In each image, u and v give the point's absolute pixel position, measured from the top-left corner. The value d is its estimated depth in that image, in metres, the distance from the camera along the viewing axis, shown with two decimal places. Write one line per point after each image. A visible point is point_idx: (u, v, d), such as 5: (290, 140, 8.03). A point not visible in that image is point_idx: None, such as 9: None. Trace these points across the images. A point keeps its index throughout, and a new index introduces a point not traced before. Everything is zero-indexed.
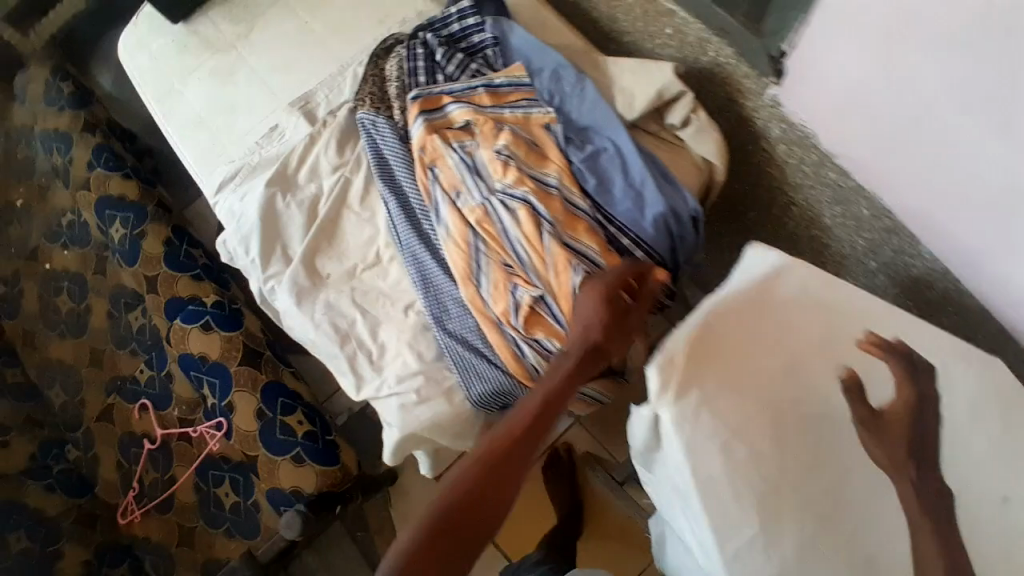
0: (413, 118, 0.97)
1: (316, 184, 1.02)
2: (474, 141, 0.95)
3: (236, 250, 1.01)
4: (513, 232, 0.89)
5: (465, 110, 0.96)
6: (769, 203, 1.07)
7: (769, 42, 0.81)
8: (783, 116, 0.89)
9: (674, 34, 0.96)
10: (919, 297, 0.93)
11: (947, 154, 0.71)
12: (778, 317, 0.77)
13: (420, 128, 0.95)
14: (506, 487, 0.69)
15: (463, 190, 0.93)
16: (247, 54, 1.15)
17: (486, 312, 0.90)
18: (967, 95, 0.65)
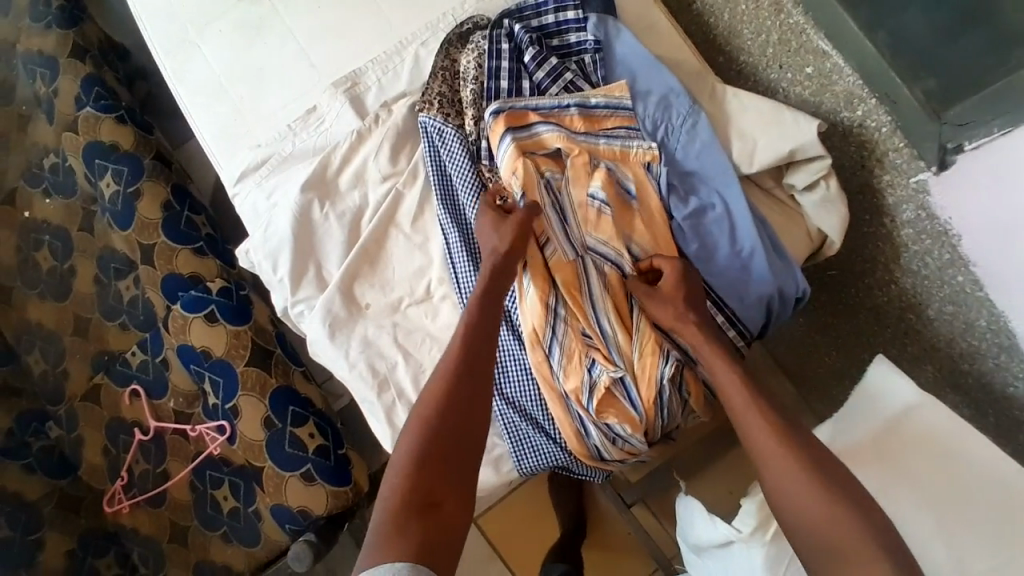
0: (498, 133, 0.80)
1: (360, 193, 0.86)
2: (569, 173, 0.80)
3: (260, 263, 0.86)
4: (596, 295, 0.78)
5: (559, 136, 0.80)
6: (862, 273, 0.93)
7: (947, 131, 0.67)
8: (926, 204, 0.76)
9: (813, 75, 0.82)
10: (1002, 418, 0.78)
11: None
12: (900, 459, 0.68)
13: (511, 147, 0.79)
14: (471, 405, 0.68)
15: (547, 234, 0.79)
16: (281, 6, 0.93)
17: (551, 378, 0.78)
18: None
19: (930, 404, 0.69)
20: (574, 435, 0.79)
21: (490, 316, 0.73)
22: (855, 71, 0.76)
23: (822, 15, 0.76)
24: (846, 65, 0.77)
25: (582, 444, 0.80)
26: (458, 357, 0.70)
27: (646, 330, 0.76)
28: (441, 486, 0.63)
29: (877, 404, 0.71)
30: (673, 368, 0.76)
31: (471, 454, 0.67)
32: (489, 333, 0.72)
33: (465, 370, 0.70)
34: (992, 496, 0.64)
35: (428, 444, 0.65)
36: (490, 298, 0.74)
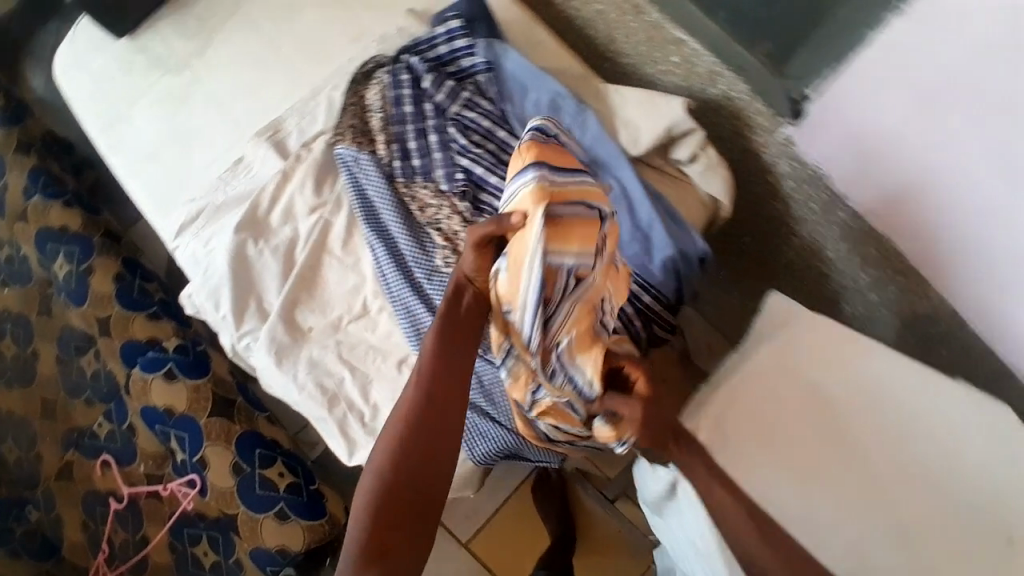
0: (523, 164, 0.67)
1: (291, 227, 0.92)
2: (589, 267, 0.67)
3: (204, 305, 0.91)
4: (560, 386, 0.73)
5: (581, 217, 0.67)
6: (765, 235, 1.03)
7: (792, 84, 0.77)
8: (796, 155, 0.86)
9: (680, 63, 0.91)
10: (921, 334, 0.87)
11: (977, 217, 0.69)
12: (800, 372, 0.77)
13: (531, 187, 0.65)
14: (439, 456, 0.71)
15: (520, 316, 0.68)
16: (201, 73, 1.02)
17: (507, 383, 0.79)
18: (1005, 163, 0.64)
19: (818, 320, 0.79)
20: (523, 422, 0.83)
21: (457, 360, 0.72)
22: (709, 52, 0.86)
23: (674, 10, 0.86)
24: (701, 48, 0.86)
25: (529, 428, 0.83)
26: (427, 405, 0.71)
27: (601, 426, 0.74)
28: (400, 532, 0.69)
29: (774, 330, 0.79)
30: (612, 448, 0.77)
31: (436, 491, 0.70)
32: (457, 381, 0.72)
33: (430, 413, 0.71)
34: (868, 405, 0.75)
35: (390, 490, 0.69)
36: (460, 344, 0.73)
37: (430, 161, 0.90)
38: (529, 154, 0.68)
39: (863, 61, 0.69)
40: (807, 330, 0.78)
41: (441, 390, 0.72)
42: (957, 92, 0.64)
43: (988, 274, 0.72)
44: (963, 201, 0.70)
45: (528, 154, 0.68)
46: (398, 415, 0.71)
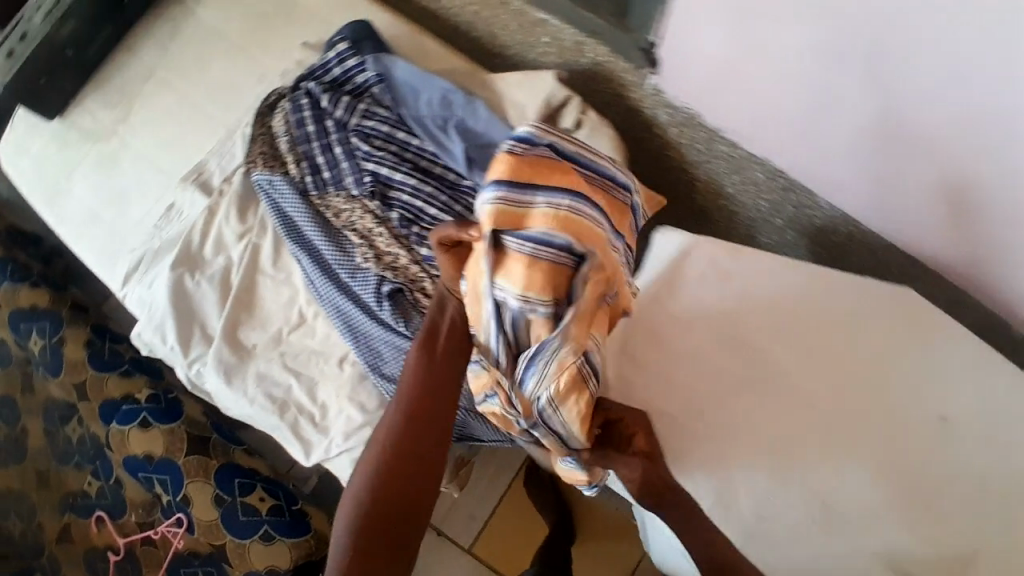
0: (488, 176, 0.64)
1: (223, 256, 0.99)
2: (538, 311, 0.66)
3: (153, 340, 0.97)
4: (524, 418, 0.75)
5: (536, 254, 0.63)
6: (671, 187, 1.09)
7: (638, 35, 0.86)
8: (668, 102, 0.93)
9: (551, 41, 0.98)
10: (828, 245, 0.95)
11: (824, 108, 0.78)
12: (692, 293, 0.82)
13: (489, 208, 0.63)
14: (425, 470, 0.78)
15: (483, 335, 0.71)
16: (129, 137, 1.10)
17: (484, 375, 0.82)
18: (824, 56, 0.72)
19: (705, 242, 0.84)
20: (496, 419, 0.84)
21: (441, 382, 0.78)
22: (569, 25, 0.92)
23: None
24: (560, 23, 0.93)
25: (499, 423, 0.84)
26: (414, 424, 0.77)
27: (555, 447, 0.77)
28: (386, 539, 0.76)
29: (663, 261, 0.84)
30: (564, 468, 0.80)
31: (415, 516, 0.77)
32: (443, 404, 0.78)
33: (409, 442, 0.77)
34: (765, 309, 0.81)
35: (378, 500, 0.76)
36: (446, 368, 0.78)
37: (339, 171, 0.96)
38: (500, 166, 0.64)
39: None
40: (691, 255, 0.84)
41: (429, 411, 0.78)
42: (839, 41, 0.70)
43: (847, 155, 0.81)
44: (807, 99, 0.78)
45: (498, 166, 0.64)
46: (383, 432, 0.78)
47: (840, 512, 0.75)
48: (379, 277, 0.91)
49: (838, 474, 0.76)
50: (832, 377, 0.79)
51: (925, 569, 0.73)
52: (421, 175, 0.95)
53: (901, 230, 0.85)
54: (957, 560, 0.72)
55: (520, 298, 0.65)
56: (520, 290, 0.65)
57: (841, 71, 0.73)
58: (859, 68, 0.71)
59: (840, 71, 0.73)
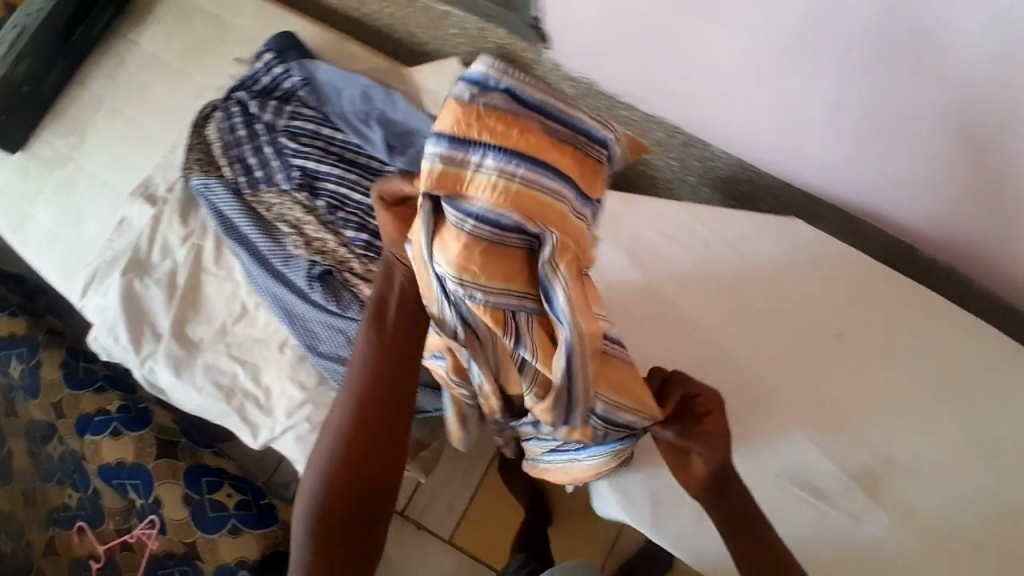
0: (432, 127, 0.54)
1: (170, 259, 1.05)
2: (480, 301, 0.59)
3: (108, 342, 1.03)
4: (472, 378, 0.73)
5: (465, 227, 0.56)
6: None
7: (524, 12, 0.93)
8: (569, 74, 0.97)
9: (459, 32, 1.03)
10: (738, 194, 0.98)
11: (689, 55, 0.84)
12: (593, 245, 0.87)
13: (429, 163, 0.54)
14: (384, 447, 0.71)
15: (435, 309, 0.64)
16: (80, 160, 1.16)
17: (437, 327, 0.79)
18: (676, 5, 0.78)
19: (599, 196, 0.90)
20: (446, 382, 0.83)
21: (391, 353, 0.72)
22: (471, 14, 0.99)
23: None
24: (463, 14, 0.99)
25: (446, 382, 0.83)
26: (367, 398, 0.71)
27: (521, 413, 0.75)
28: (349, 523, 0.70)
29: None
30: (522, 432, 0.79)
31: (366, 509, 0.70)
32: (396, 376, 0.72)
33: (356, 427, 0.71)
34: (664, 254, 0.85)
35: (335, 481, 0.69)
36: (396, 338, 0.72)
37: (270, 169, 1.01)
38: (443, 117, 0.54)
39: None
40: None
41: (381, 384, 0.72)
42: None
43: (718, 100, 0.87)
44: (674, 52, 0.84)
45: (446, 116, 0.54)
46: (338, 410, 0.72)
47: (746, 435, 0.79)
48: (311, 263, 0.96)
49: (741, 401, 0.80)
50: (733, 311, 0.83)
51: (828, 480, 0.77)
52: (346, 166, 0.99)
53: (793, 167, 0.90)
54: (864, 472, 0.76)
55: (457, 282, 0.58)
56: (456, 269, 0.57)
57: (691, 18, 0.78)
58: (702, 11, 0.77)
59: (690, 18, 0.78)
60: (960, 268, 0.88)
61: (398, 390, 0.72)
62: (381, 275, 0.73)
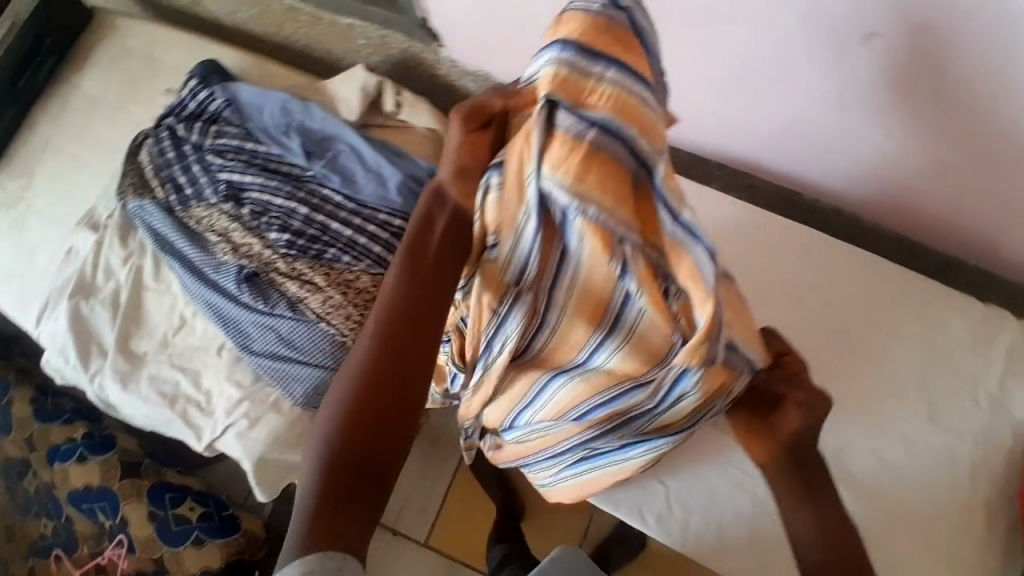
0: (554, 36, 0.59)
1: (113, 281, 1.10)
2: (592, 218, 0.58)
3: (61, 364, 1.08)
4: (497, 353, 0.70)
5: (578, 135, 0.58)
6: None
7: (411, 15, 0.99)
8: (466, 70, 1.06)
9: (366, 43, 1.10)
10: None
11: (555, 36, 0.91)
12: None
13: (548, 69, 0.58)
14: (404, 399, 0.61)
15: (513, 237, 0.62)
16: (27, 196, 1.22)
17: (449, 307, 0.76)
18: None
19: None
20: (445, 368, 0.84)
21: (423, 293, 0.63)
22: (367, 23, 1.05)
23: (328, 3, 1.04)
24: (363, 24, 1.05)
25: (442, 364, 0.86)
26: (387, 339, 0.62)
27: (580, 383, 0.71)
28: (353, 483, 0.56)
29: None
30: (575, 431, 0.74)
31: (367, 468, 0.57)
32: (422, 323, 0.63)
33: (374, 366, 0.61)
34: None
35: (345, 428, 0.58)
36: (426, 275, 0.64)
37: (199, 186, 1.07)
38: (570, 26, 0.59)
39: None
40: None
41: (403, 326, 0.62)
42: None
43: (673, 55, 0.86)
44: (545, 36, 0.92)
45: (567, 28, 0.59)
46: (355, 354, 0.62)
47: None
48: (238, 266, 1.01)
49: None
50: None
51: None
52: (269, 175, 1.04)
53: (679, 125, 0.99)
54: None
55: (569, 191, 0.58)
56: (571, 179, 0.57)
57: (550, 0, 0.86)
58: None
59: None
60: (833, 203, 0.98)
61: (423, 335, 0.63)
62: (419, 212, 0.66)
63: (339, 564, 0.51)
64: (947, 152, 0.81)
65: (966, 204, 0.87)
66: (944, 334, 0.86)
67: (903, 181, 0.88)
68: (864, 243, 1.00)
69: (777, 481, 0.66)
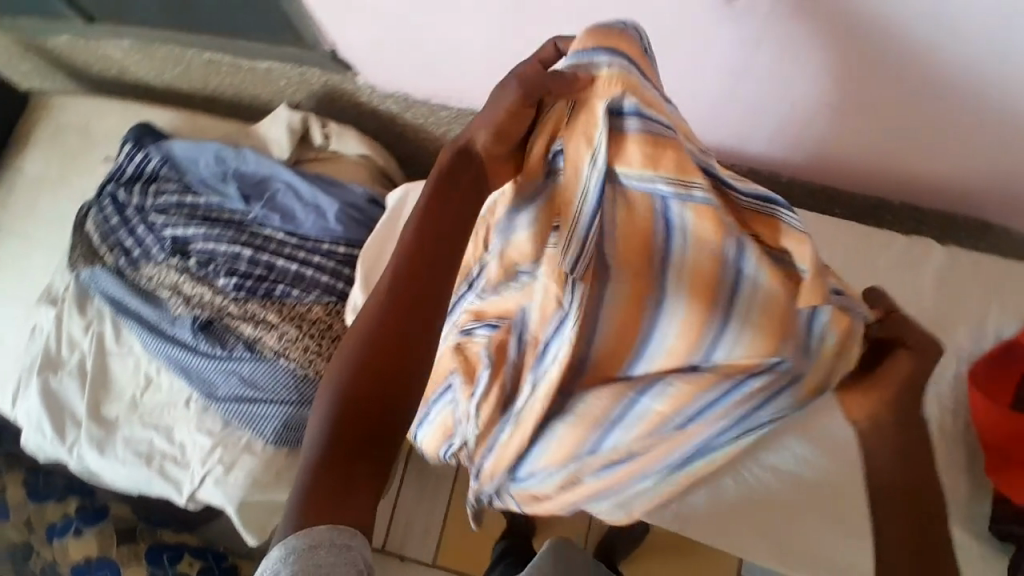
0: (602, 48, 0.54)
1: (78, 350, 1.12)
2: (701, 201, 0.50)
3: (38, 439, 1.10)
4: (553, 356, 0.57)
5: (660, 133, 0.51)
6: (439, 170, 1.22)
7: (321, 50, 1.03)
8: (385, 93, 1.09)
9: (288, 82, 1.13)
10: None
11: (456, 47, 0.94)
12: None
13: (617, 72, 0.53)
14: (410, 374, 0.57)
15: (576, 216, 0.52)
16: None
17: (508, 299, 0.61)
18: (422, 9, 0.88)
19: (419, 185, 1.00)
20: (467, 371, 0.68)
21: (432, 256, 0.58)
22: (284, 63, 1.08)
23: (245, 52, 1.09)
24: (280, 65, 1.09)
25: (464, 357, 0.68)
26: (399, 307, 0.57)
27: (684, 383, 0.56)
28: (353, 458, 0.54)
29: (389, 210, 1.01)
30: (670, 450, 0.61)
31: (377, 439, 0.55)
32: (431, 290, 0.58)
33: (392, 319, 0.57)
34: None
35: (348, 401, 0.55)
36: (439, 236, 0.59)
37: (146, 245, 1.09)
38: (615, 43, 0.55)
39: (320, 13, 0.95)
40: (409, 202, 1.00)
41: (411, 293, 0.57)
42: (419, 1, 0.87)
43: None
44: (447, 51, 0.95)
45: (617, 44, 0.55)
46: (362, 321, 0.57)
47: None
48: (192, 317, 1.03)
49: None
50: None
51: None
52: (211, 224, 1.07)
53: None
54: None
55: (675, 185, 0.51)
56: (667, 175, 0.51)
57: (442, 15, 0.88)
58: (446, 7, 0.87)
59: (441, 15, 0.88)
60: (754, 165, 0.99)
61: (430, 305, 0.58)
62: (439, 164, 0.59)
63: (348, 544, 0.50)
64: (842, 111, 0.82)
65: (874, 153, 0.88)
66: (862, 274, 0.91)
67: (813, 141, 0.89)
68: (787, 199, 1.02)
69: (872, 456, 0.51)
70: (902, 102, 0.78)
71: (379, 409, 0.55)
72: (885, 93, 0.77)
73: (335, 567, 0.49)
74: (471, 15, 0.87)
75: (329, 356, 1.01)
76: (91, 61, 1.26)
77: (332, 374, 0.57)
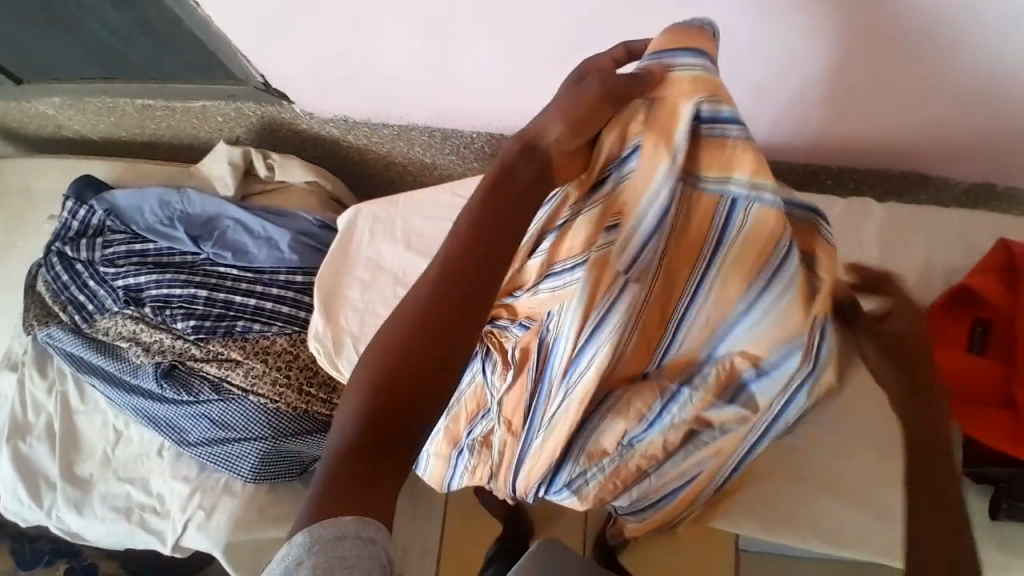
0: (685, 47, 0.59)
1: (44, 412, 1.10)
2: (769, 202, 0.57)
3: (13, 509, 1.07)
4: (582, 370, 0.64)
5: (733, 135, 0.57)
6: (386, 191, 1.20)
7: (254, 82, 1.03)
8: (323, 118, 1.09)
9: (225, 119, 1.13)
10: None
11: (382, 64, 0.94)
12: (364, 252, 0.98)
13: (702, 74, 0.58)
14: (444, 371, 0.56)
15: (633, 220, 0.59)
16: None
17: (543, 299, 0.69)
18: (344, 31, 0.90)
19: (366, 208, 1.00)
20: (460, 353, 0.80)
21: (478, 250, 0.58)
22: (218, 100, 1.08)
23: (180, 93, 1.09)
24: (215, 102, 1.09)
25: None
26: (442, 298, 0.57)
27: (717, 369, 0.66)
28: (377, 450, 0.53)
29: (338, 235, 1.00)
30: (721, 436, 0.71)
31: (406, 439, 0.54)
32: (473, 287, 0.58)
33: (434, 311, 0.56)
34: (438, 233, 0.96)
35: (379, 389, 0.55)
36: (487, 229, 0.59)
37: (100, 299, 1.08)
38: (691, 39, 0.59)
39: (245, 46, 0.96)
40: (358, 225, 1.00)
41: (455, 287, 0.57)
42: (340, 24, 0.88)
43: (511, 51, 0.87)
44: (375, 70, 0.96)
45: (696, 41, 0.59)
46: (408, 309, 0.57)
47: None
48: (155, 364, 1.03)
49: None
50: None
51: None
52: (163, 269, 1.06)
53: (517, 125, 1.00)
54: None
55: (750, 185, 0.57)
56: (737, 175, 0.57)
57: (364, 35, 0.90)
58: (367, 27, 0.88)
59: (364, 35, 0.90)
60: None
61: (469, 303, 0.57)
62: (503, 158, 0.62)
63: (373, 537, 0.49)
64: (773, 81, 0.84)
65: (802, 122, 0.90)
66: None
67: (781, 120, 0.90)
68: None
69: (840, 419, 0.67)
70: (885, 66, 0.78)
71: (408, 402, 0.54)
72: (871, 57, 0.77)
73: (360, 560, 0.48)
74: (394, 31, 0.88)
75: (298, 386, 1.01)
76: (25, 121, 1.25)
77: (369, 359, 0.57)
